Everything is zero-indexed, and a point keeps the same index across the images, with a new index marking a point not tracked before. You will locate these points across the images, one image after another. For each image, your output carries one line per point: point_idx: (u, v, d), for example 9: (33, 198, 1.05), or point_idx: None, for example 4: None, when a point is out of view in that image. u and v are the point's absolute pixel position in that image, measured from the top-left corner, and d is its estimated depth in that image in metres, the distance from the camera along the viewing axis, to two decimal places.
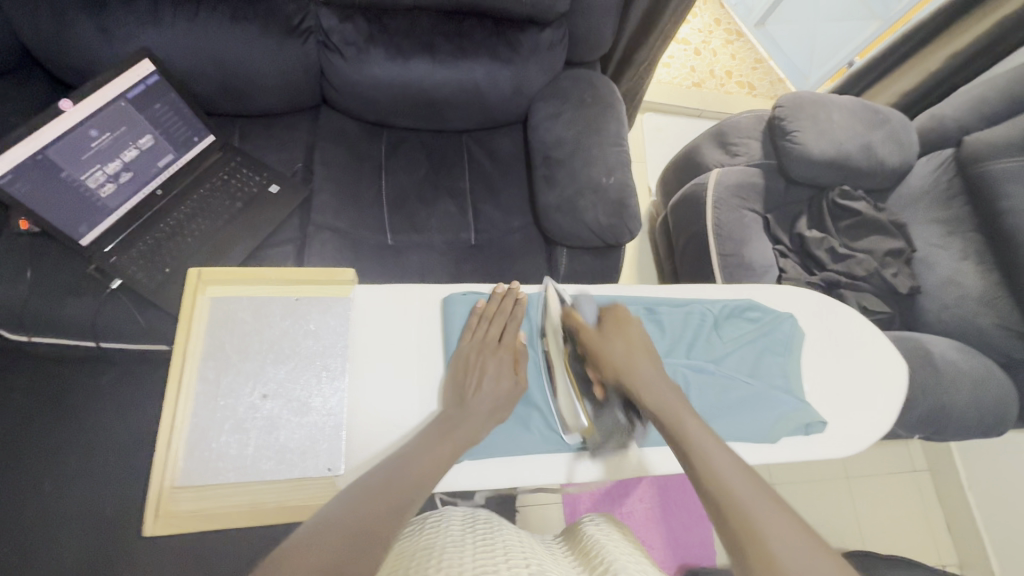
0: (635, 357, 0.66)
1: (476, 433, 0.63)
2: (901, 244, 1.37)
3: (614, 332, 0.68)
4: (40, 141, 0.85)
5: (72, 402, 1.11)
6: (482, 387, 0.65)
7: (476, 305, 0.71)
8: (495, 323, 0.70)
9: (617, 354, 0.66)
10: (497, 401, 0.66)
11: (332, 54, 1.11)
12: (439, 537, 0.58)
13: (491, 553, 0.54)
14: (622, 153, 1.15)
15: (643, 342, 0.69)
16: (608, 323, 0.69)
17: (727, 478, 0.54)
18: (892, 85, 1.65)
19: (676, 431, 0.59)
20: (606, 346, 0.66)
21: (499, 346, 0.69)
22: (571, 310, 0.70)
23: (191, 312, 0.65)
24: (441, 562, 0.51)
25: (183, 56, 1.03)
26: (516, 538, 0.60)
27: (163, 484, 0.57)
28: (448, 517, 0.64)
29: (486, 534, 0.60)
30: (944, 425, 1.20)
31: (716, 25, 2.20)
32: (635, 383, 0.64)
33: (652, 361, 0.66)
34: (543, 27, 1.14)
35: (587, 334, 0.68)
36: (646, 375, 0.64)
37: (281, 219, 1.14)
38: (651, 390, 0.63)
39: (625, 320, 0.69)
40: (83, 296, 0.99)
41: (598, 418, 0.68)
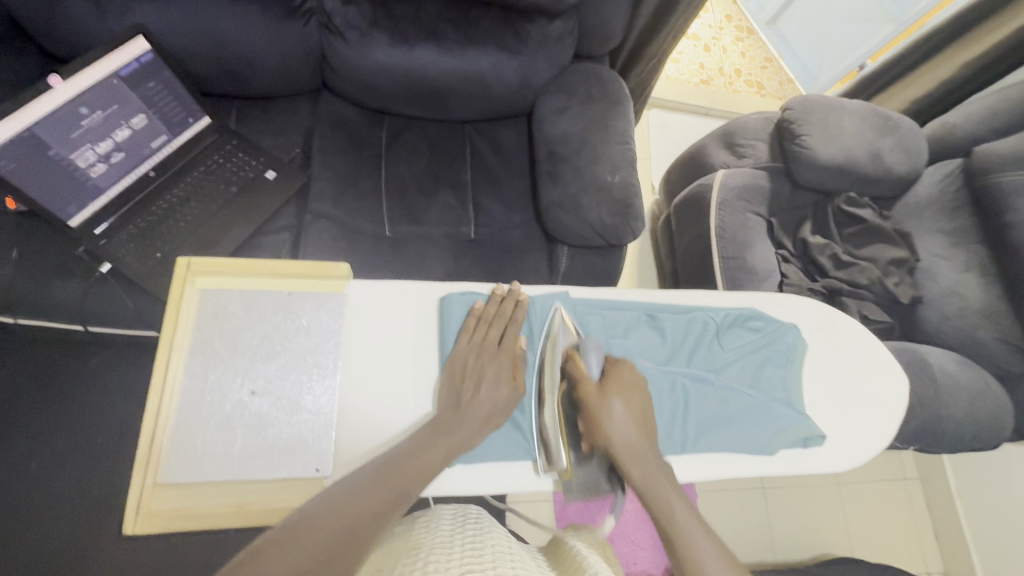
0: (631, 425, 0.63)
1: (470, 439, 0.62)
2: (905, 253, 1.35)
3: (615, 397, 0.64)
4: (27, 117, 0.81)
5: (58, 384, 1.09)
6: (480, 389, 0.64)
7: (474, 307, 0.70)
8: (493, 327, 0.69)
9: (614, 421, 0.63)
10: (494, 406, 0.64)
11: (334, 37, 1.08)
12: (427, 537, 0.56)
13: (478, 555, 0.53)
14: (628, 151, 1.13)
15: (642, 411, 0.65)
16: (612, 385, 0.65)
17: (701, 559, 0.57)
18: (903, 92, 1.62)
19: (658, 505, 0.60)
20: (606, 409, 0.63)
21: (497, 350, 0.67)
22: (576, 360, 0.66)
23: (178, 303, 0.62)
24: (425, 566, 0.49)
25: (179, 34, 1.00)
26: (505, 544, 0.58)
27: (145, 481, 0.56)
28: (438, 516, 0.63)
29: (475, 535, 0.59)
30: (938, 438, 1.20)
31: (727, 21, 2.16)
32: (625, 460, 0.62)
33: (649, 437, 0.64)
34: (552, 18, 1.11)
35: (588, 394, 0.64)
36: (638, 450, 0.63)
37: (276, 206, 1.11)
38: (642, 467, 0.62)
39: (628, 384, 0.65)
40: (71, 279, 0.97)
41: (579, 469, 0.67)
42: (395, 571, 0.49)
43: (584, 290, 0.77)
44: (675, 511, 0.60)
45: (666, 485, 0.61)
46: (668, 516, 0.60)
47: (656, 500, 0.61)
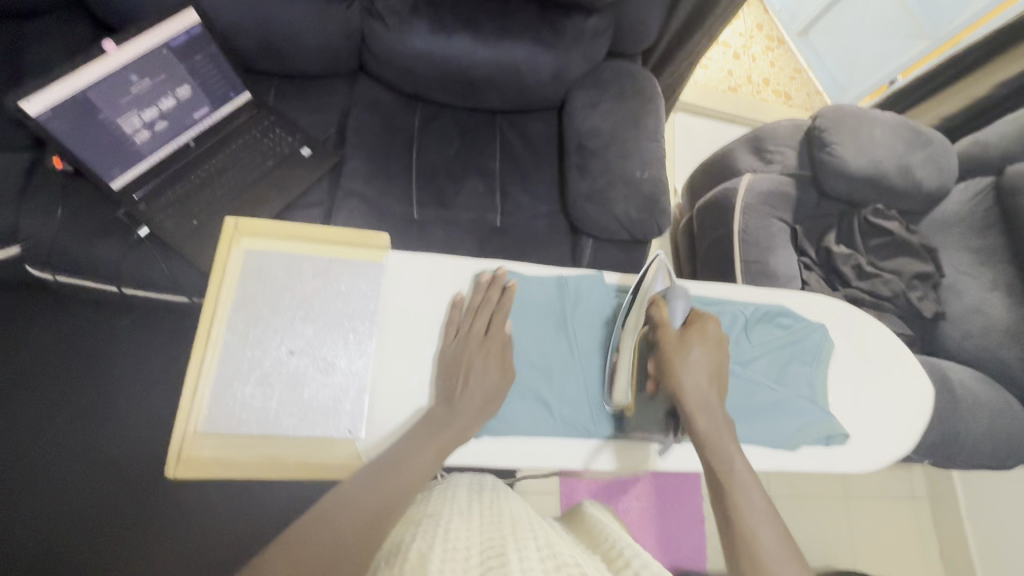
0: (705, 374, 0.64)
1: (465, 430, 0.63)
2: (930, 268, 1.34)
3: (693, 343, 0.65)
4: (80, 80, 0.84)
5: (87, 345, 1.12)
6: (471, 377, 0.65)
7: (456, 298, 0.70)
8: (478, 317, 0.68)
9: (685, 366, 0.64)
10: (488, 399, 0.65)
11: (374, 21, 1.10)
12: (444, 506, 0.57)
13: (497, 524, 0.53)
14: (658, 148, 1.13)
15: (718, 364, 0.65)
16: (694, 333, 0.66)
17: (751, 511, 0.57)
18: (935, 108, 1.61)
19: (714, 454, 0.60)
20: (681, 355, 0.64)
21: (485, 339, 0.67)
22: (661, 305, 0.67)
23: (225, 260, 0.66)
24: (445, 530, 0.50)
25: (227, 10, 1.02)
26: (522, 512, 0.59)
27: (187, 429, 0.59)
28: (455, 485, 0.64)
29: (492, 504, 0.59)
30: (955, 454, 1.19)
31: (758, 30, 2.16)
32: (690, 402, 0.62)
33: (719, 388, 0.64)
34: (590, 13, 1.12)
35: (666, 337, 0.66)
36: (705, 396, 0.63)
37: (309, 183, 1.13)
38: (706, 415, 0.62)
39: (708, 333, 0.65)
40: (111, 240, 1.00)
41: (644, 407, 0.70)
42: (417, 533, 0.50)
43: (615, 278, 0.80)
44: (733, 464, 0.60)
45: (727, 439, 0.61)
46: (723, 462, 0.60)
47: (713, 448, 0.61)
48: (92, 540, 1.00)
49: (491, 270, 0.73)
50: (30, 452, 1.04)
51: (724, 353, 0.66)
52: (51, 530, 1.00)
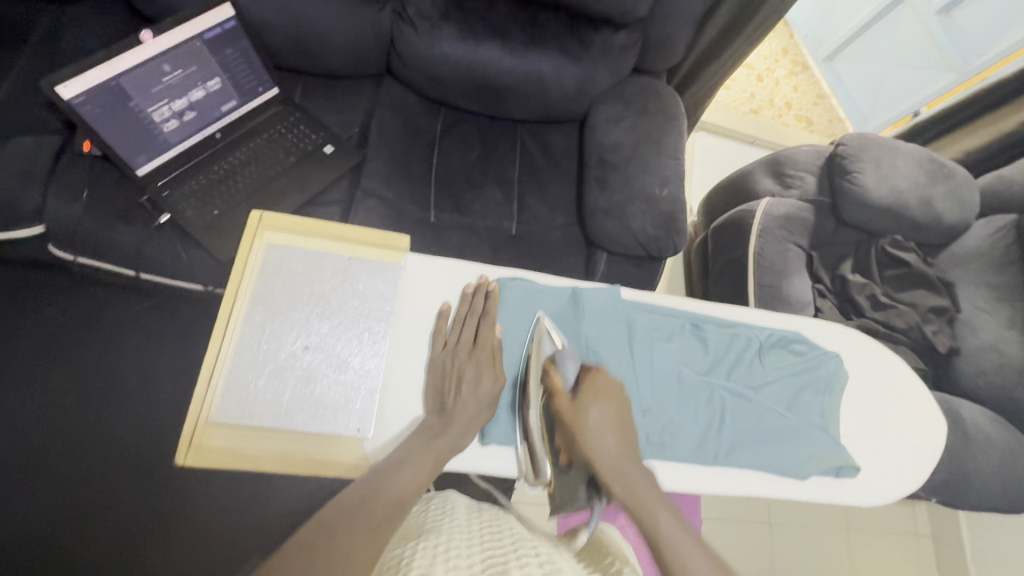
0: (606, 433, 0.61)
1: (460, 439, 0.63)
2: (946, 302, 1.32)
3: (589, 403, 0.62)
4: (116, 68, 0.86)
5: (100, 326, 1.14)
6: (463, 387, 0.65)
7: (443, 307, 0.71)
8: (466, 326, 0.69)
9: (588, 430, 0.61)
10: (483, 409, 0.66)
11: (405, 25, 1.11)
12: (444, 522, 0.56)
13: (498, 542, 0.52)
14: (678, 166, 1.13)
15: (619, 417, 0.63)
16: (585, 392, 0.63)
17: (692, 566, 0.54)
18: (960, 141, 1.59)
19: (642, 512, 0.58)
20: (580, 420, 0.61)
21: (474, 348, 0.68)
22: (549, 370, 0.65)
23: (248, 250, 0.68)
24: (446, 545, 0.49)
25: (263, 7, 1.04)
26: (522, 530, 0.58)
27: (198, 417, 0.60)
28: (453, 502, 0.64)
29: (491, 522, 0.58)
30: (963, 494, 1.17)
31: (782, 54, 2.17)
32: (607, 470, 0.60)
33: (626, 442, 0.62)
34: (618, 29, 1.13)
35: (558, 403, 0.63)
36: (613, 455, 0.61)
37: (330, 180, 1.14)
38: (620, 477, 0.60)
39: (600, 389, 0.63)
40: (132, 224, 1.00)
41: (559, 480, 0.64)
42: (417, 547, 0.50)
43: (631, 293, 0.79)
44: (658, 520, 0.57)
45: (650, 500, 0.59)
46: (650, 521, 0.57)
47: (639, 511, 0.58)
48: (95, 520, 1.01)
49: (474, 280, 0.74)
50: (38, 427, 1.06)
51: (621, 405, 0.64)
52: (56, 508, 1.01)
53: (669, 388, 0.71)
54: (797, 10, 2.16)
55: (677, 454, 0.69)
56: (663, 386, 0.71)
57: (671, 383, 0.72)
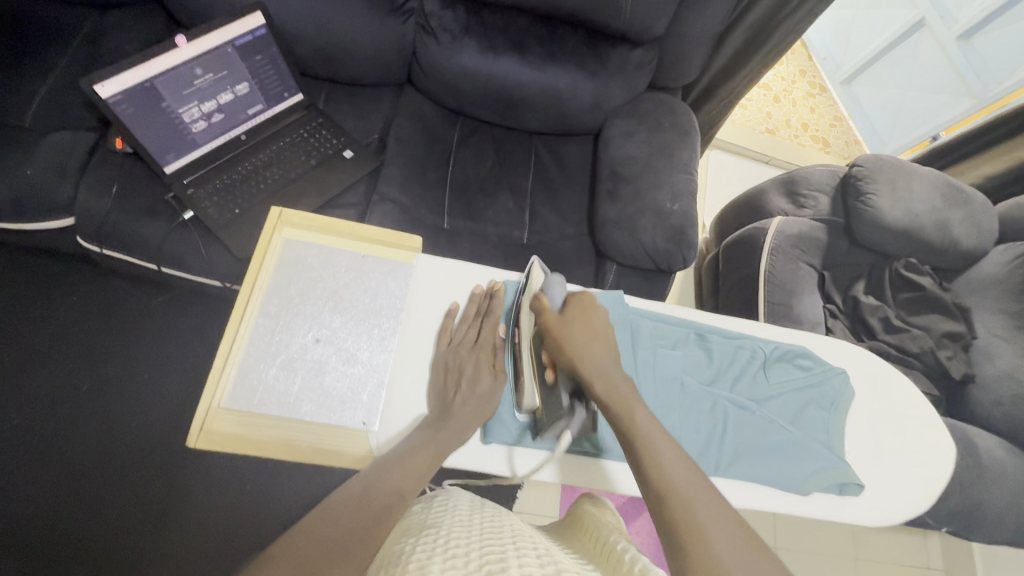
0: (591, 343, 0.63)
1: (460, 434, 0.64)
2: (961, 328, 1.30)
3: (576, 318, 0.65)
4: (150, 70, 0.91)
5: (120, 318, 1.17)
6: (472, 386, 0.67)
7: (450, 307, 0.73)
8: (471, 326, 0.71)
9: (572, 338, 0.63)
10: (487, 407, 0.67)
11: (427, 36, 1.15)
12: (445, 517, 0.56)
13: (498, 535, 0.53)
14: (690, 181, 1.14)
15: (604, 329, 0.65)
16: (572, 309, 0.66)
17: (664, 460, 0.55)
18: (979, 166, 1.58)
19: (621, 405, 0.59)
20: (565, 330, 0.64)
21: (476, 347, 0.70)
22: (536, 294, 0.68)
23: (267, 245, 0.71)
24: (444, 538, 0.50)
25: (291, 15, 1.08)
26: (522, 527, 0.59)
27: (211, 402, 0.62)
28: (455, 498, 0.64)
29: (492, 517, 0.59)
30: (973, 524, 1.14)
31: (800, 76, 2.17)
32: (590, 373, 0.61)
33: (608, 349, 0.64)
34: (634, 46, 1.15)
35: (544, 315, 0.66)
36: (601, 361, 0.62)
37: (349, 183, 1.17)
38: (604, 378, 0.61)
39: (587, 306, 0.66)
40: (156, 220, 1.03)
41: (546, 401, 0.66)
42: (416, 539, 0.50)
43: (637, 301, 0.80)
44: (635, 416, 0.58)
45: (630, 394, 0.60)
46: (629, 417, 0.58)
47: (620, 407, 0.59)
48: (105, 507, 1.04)
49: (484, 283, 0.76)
50: (55, 413, 1.09)
51: (606, 320, 0.66)
52: (69, 493, 1.04)
53: (671, 396, 0.72)
54: (816, 32, 2.18)
55: None
56: (665, 393, 0.72)
57: (673, 390, 0.72)
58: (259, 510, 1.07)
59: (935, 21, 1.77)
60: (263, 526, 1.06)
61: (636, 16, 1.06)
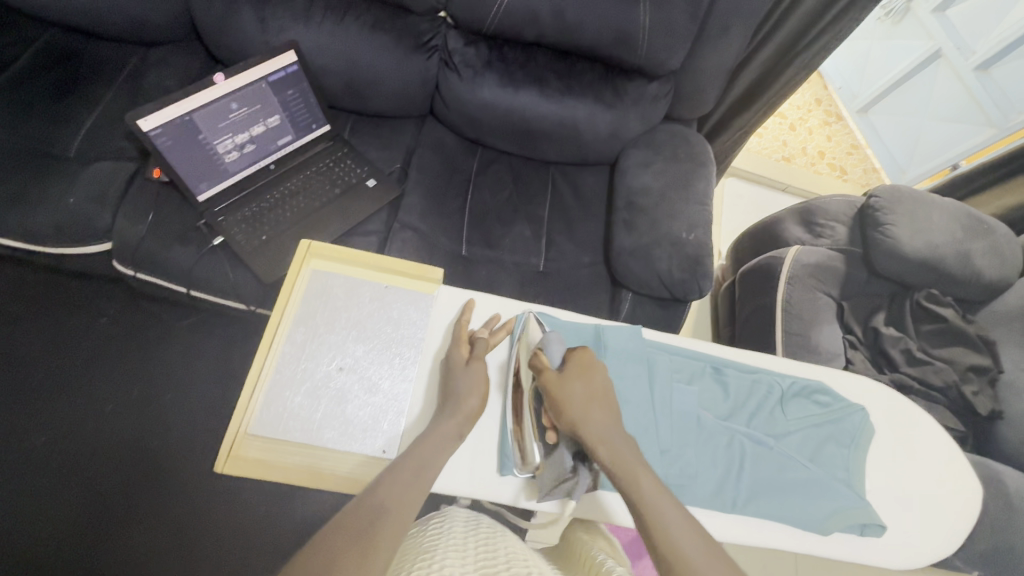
0: (591, 404, 0.64)
1: (438, 449, 0.61)
2: (987, 361, 1.27)
3: (575, 376, 0.65)
4: (190, 105, 0.96)
5: (148, 337, 1.21)
6: (456, 378, 0.68)
7: (453, 327, 0.75)
8: (466, 343, 0.72)
9: (571, 400, 0.63)
10: (470, 402, 0.66)
11: (450, 72, 1.20)
12: (440, 541, 0.57)
13: (492, 558, 0.54)
14: (706, 212, 1.15)
15: (604, 388, 0.66)
16: (571, 367, 0.66)
17: (669, 525, 0.56)
18: (1003, 196, 1.56)
19: (624, 474, 0.59)
20: (563, 393, 0.64)
21: (467, 362, 0.69)
22: (535, 352, 0.68)
23: (295, 274, 0.74)
24: (440, 564, 0.50)
25: (322, 52, 1.14)
26: (517, 549, 0.59)
27: (240, 427, 0.64)
28: (452, 522, 0.64)
29: (487, 539, 0.60)
30: (1006, 568, 1.10)
31: (816, 104, 2.21)
32: (591, 437, 0.62)
33: (607, 408, 0.64)
34: (650, 80, 1.19)
35: (543, 376, 0.66)
36: (600, 425, 0.62)
37: (371, 211, 1.21)
38: (608, 443, 0.62)
39: (585, 361, 0.67)
40: (187, 246, 1.08)
41: (548, 460, 0.67)
42: (413, 568, 0.51)
43: (654, 334, 0.80)
44: (640, 482, 0.58)
45: (632, 457, 0.61)
46: (631, 484, 0.59)
47: (624, 475, 0.59)
48: (126, 525, 1.06)
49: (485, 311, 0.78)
50: (82, 431, 1.12)
51: (606, 377, 0.67)
52: (93, 511, 1.07)
53: (689, 430, 0.72)
54: (832, 63, 2.20)
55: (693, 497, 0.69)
56: (682, 427, 0.72)
57: (690, 424, 0.72)
58: (274, 533, 1.08)
59: (952, 52, 1.78)
60: (277, 549, 1.07)
61: (652, 52, 1.10)
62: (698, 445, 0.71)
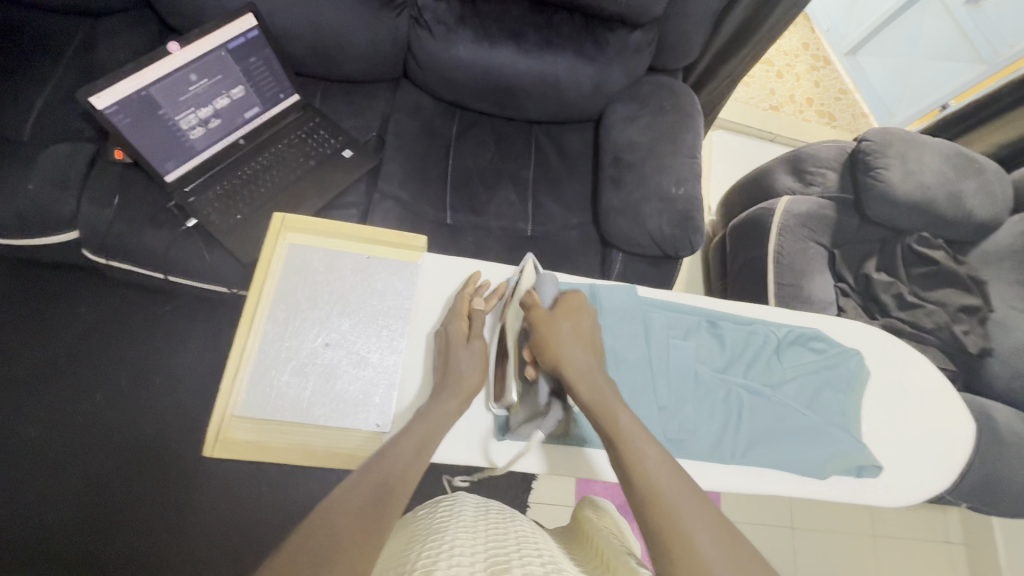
0: (577, 343, 0.62)
1: (446, 418, 0.62)
2: (977, 301, 1.28)
3: (564, 317, 0.64)
4: (146, 78, 0.90)
5: (129, 326, 1.18)
6: (457, 357, 0.66)
7: (450, 297, 0.73)
8: (463, 317, 0.69)
9: (558, 337, 0.62)
10: (474, 377, 0.65)
11: (422, 30, 1.13)
12: (450, 522, 0.57)
13: (502, 540, 0.54)
14: (695, 164, 1.12)
15: (591, 333, 0.65)
16: (560, 309, 0.65)
17: (650, 467, 0.54)
18: (993, 132, 1.52)
19: (606, 414, 0.58)
20: (552, 329, 0.63)
21: (469, 339, 0.67)
22: (527, 289, 0.67)
23: (271, 250, 0.71)
24: (448, 545, 0.50)
25: (282, 14, 1.06)
26: (528, 530, 0.59)
27: (225, 411, 0.62)
28: (460, 504, 0.64)
29: (497, 521, 0.59)
30: (994, 497, 1.13)
31: (803, 49, 2.11)
32: (573, 373, 0.60)
33: (594, 354, 0.63)
34: (633, 28, 1.12)
35: (534, 313, 0.65)
36: (582, 363, 0.61)
37: (348, 183, 1.16)
38: (589, 381, 0.60)
39: (576, 308, 0.65)
40: (160, 229, 1.03)
41: (524, 398, 0.66)
42: (420, 548, 0.51)
43: (648, 290, 0.78)
44: (620, 420, 0.57)
45: (615, 402, 0.59)
46: (613, 423, 0.57)
47: (603, 413, 0.58)
48: (127, 512, 1.06)
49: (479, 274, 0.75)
50: (71, 423, 1.10)
51: (595, 325, 0.66)
52: (91, 501, 1.06)
53: (686, 388, 0.71)
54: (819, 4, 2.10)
55: (693, 452, 0.69)
56: (680, 384, 0.71)
57: (687, 381, 0.71)
58: (275, 511, 1.08)
59: None
60: (279, 526, 1.07)
61: None
62: (695, 402, 0.71)
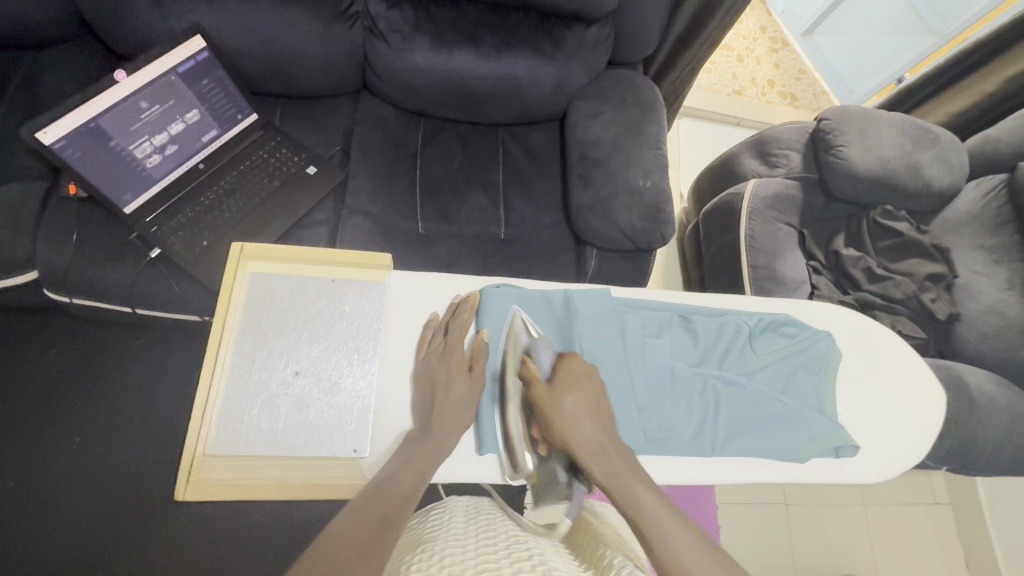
0: (582, 418, 0.62)
1: (441, 447, 0.62)
2: (942, 269, 1.31)
3: (565, 390, 0.63)
4: (95, 108, 0.87)
5: (103, 364, 1.15)
6: (454, 389, 0.65)
7: (431, 317, 0.72)
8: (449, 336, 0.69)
9: (563, 417, 0.62)
10: (465, 417, 0.65)
11: (377, 40, 1.11)
12: (440, 530, 0.57)
13: (492, 544, 0.54)
14: (661, 156, 1.12)
15: (596, 398, 0.64)
16: (560, 378, 0.64)
17: (671, 536, 0.55)
18: (945, 104, 1.56)
19: (621, 494, 0.58)
20: (556, 406, 0.62)
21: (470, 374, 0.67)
22: (524, 363, 0.66)
23: (232, 281, 0.69)
24: (439, 555, 0.50)
25: (231, 33, 1.04)
26: (518, 532, 0.59)
27: (196, 451, 0.62)
28: (451, 512, 0.64)
29: (488, 526, 0.60)
30: (972, 459, 1.16)
31: (761, 32, 2.13)
32: (585, 454, 0.60)
33: (602, 423, 0.63)
34: (589, 25, 1.12)
35: (535, 392, 0.63)
36: (592, 437, 0.61)
37: (315, 200, 1.15)
38: (601, 462, 0.60)
39: (574, 375, 0.64)
40: (124, 263, 1.01)
41: (542, 467, 0.67)
42: (411, 560, 0.50)
43: (621, 291, 0.79)
44: (638, 498, 0.57)
45: (627, 474, 0.59)
46: (631, 500, 0.57)
47: (619, 488, 0.58)
48: (112, 553, 1.03)
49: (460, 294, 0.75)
50: (49, 469, 1.07)
51: (596, 384, 0.65)
52: (75, 545, 1.03)
53: (663, 384, 0.72)
54: None
55: (675, 446, 0.70)
56: (657, 381, 0.72)
57: (664, 377, 0.72)
58: (267, 538, 1.07)
59: None
60: (273, 553, 1.06)
61: None
62: (673, 397, 0.72)
